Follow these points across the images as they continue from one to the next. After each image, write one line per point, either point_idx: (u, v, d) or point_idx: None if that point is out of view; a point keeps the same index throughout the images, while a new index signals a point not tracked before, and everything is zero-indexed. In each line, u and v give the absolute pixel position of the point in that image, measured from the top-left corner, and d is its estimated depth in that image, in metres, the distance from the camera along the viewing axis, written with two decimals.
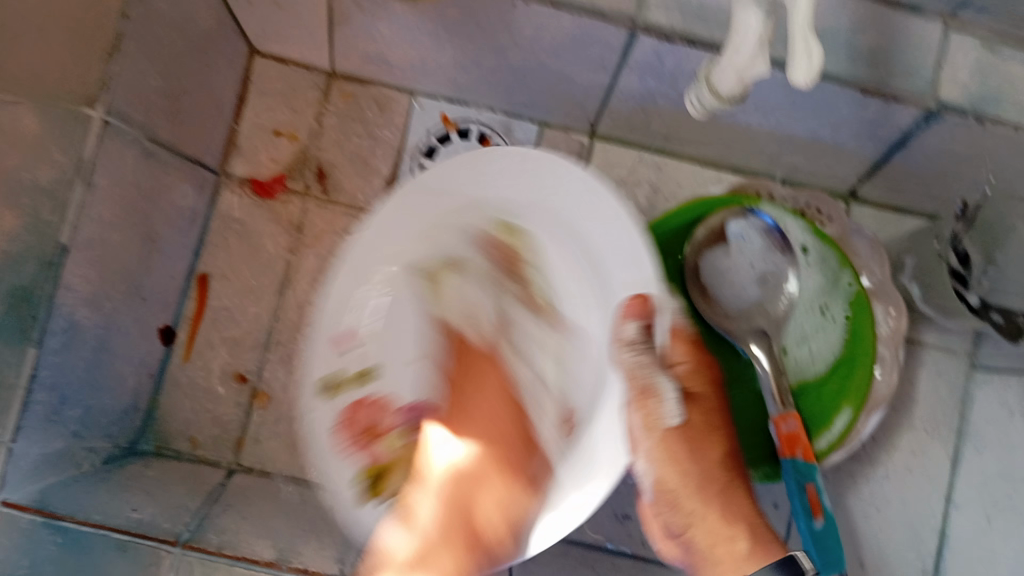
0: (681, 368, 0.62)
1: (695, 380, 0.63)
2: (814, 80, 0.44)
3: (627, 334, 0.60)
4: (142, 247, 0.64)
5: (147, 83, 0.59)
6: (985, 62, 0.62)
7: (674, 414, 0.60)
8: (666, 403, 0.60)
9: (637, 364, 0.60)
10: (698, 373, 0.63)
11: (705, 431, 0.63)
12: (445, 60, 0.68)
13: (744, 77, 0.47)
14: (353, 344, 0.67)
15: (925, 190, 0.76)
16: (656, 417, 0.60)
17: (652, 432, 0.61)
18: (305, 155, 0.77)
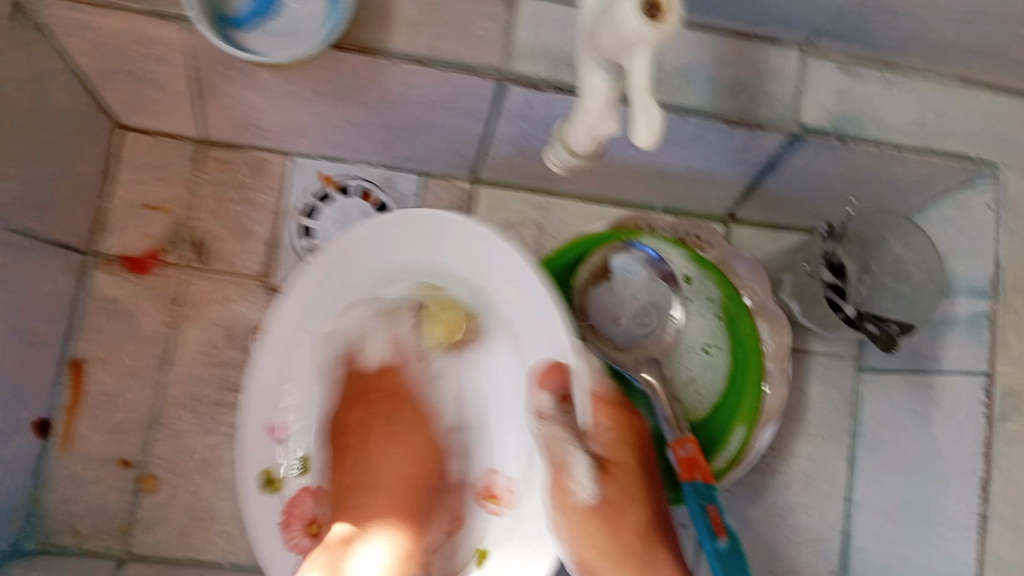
0: (602, 437, 0.57)
1: (616, 450, 0.57)
2: (655, 140, 0.42)
3: (540, 406, 0.57)
4: (13, 341, 0.61)
5: (3, 171, 0.56)
6: (841, 85, 0.65)
7: (586, 492, 0.56)
8: (574, 473, 0.56)
9: (547, 437, 0.57)
10: (620, 442, 0.57)
11: (624, 504, 0.56)
12: (316, 122, 0.68)
13: (595, 136, 0.48)
14: (284, 435, 0.66)
15: (796, 209, 0.79)
16: (569, 495, 0.56)
17: (563, 502, 0.57)
18: (183, 224, 0.76)
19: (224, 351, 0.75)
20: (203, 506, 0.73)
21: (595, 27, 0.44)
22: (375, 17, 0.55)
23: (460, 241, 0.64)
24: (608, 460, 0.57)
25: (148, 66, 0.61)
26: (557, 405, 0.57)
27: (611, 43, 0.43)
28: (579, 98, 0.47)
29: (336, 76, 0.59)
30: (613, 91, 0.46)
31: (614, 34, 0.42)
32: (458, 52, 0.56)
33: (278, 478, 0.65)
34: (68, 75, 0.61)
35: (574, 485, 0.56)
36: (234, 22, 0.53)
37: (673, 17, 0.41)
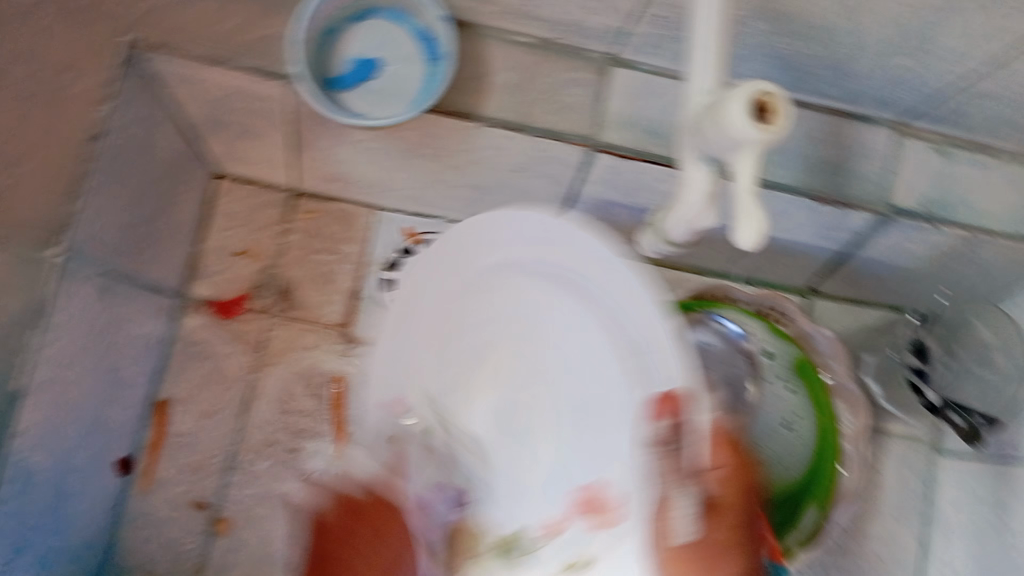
0: (714, 474, 0.47)
1: (725, 490, 0.48)
2: (757, 242, 0.42)
3: (659, 436, 0.47)
4: (100, 381, 0.63)
5: (107, 217, 0.58)
6: (935, 167, 0.63)
7: (684, 535, 0.47)
8: (676, 514, 0.47)
9: (657, 472, 0.48)
10: (734, 481, 0.48)
11: (721, 550, 0.47)
12: (404, 180, 0.69)
13: (694, 227, 0.48)
14: (400, 410, 0.56)
15: (879, 290, 0.78)
16: (665, 531, 0.47)
17: (658, 547, 0.48)
18: (268, 271, 0.77)
19: (300, 398, 0.76)
20: (276, 550, 0.73)
21: (701, 123, 0.44)
22: (472, 84, 0.56)
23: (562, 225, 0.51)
24: (716, 500, 0.48)
25: (246, 120, 0.62)
26: (672, 433, 0.47)
27: (718, 140, 0.42)
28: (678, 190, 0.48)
29: (429, 139, 0.60)
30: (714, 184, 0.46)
31: (718, 135, 0.42)
32: (553, 120, 0.56)
33: (403, 434, 0.56)
34: (171, 125, 0.63)
35: (672, 526, 0.47)
36: (332, 83, 0.54)
37: (785, 121, 0.41)
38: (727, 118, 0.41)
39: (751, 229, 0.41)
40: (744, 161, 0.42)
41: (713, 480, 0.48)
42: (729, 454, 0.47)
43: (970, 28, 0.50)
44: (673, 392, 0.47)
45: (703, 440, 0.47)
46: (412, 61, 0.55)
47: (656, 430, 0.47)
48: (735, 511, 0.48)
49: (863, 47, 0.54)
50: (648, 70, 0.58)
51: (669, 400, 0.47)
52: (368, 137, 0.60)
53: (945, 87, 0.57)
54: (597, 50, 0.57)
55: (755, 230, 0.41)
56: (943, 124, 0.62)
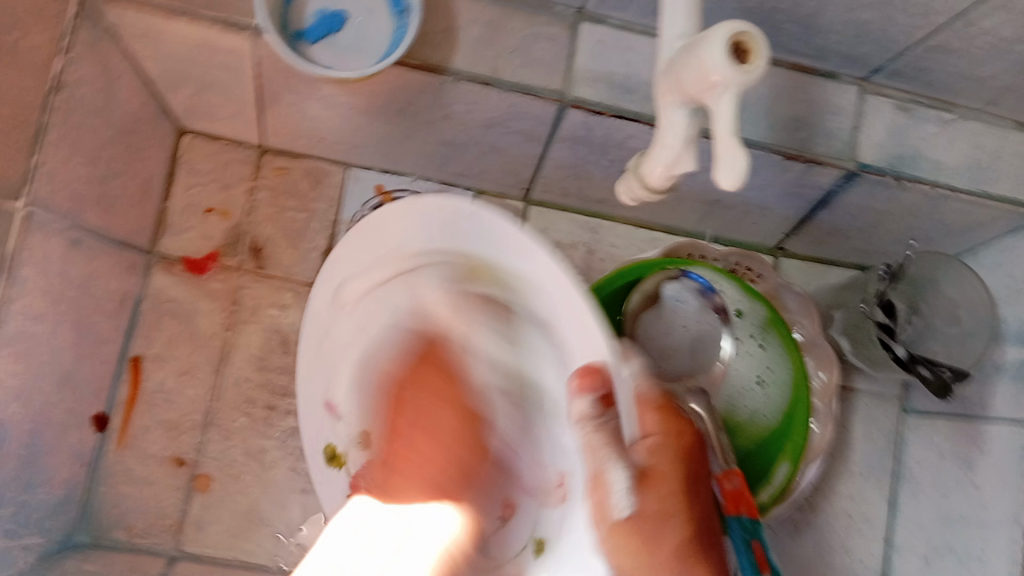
0: (646, 443, 0.47)
1: (659, 458, 0.47)
2: (739, 182, 0.42)
3: (580, 411, 0.47)
4: (71, 337, 0.63)
5: (73, 172, 0.58)
6: (899, 123, 0.64)
7: (623, 507, 0.46)
8: (612, 492, 0.46)
9: (590, 447, 0.47)
10: (665, 449, 0.47)
11: (661, 519, 0.47)
12: (375, 137, 0.69)
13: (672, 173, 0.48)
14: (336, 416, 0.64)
15: (846, 247, 0.79)
16: (604, 507, 0.47)
17: (602, 522, 0.48)
18: (241, 229, 0.77)
19: (275, 355, 0.76)
20: (251, 504, 0.74)
21: (677, 68, 0.44)
22: (439, 37, 0.56)
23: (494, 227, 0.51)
24: (649, 467, 0.47)
25: (215, 74, 0.62)
26: (597, 407, 0.46)
27: (696, 83, 0.43)
28: (657, 134, 0.48)
29: (399, 94, 0.60)
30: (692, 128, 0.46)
31: (699, 72, 0.42)
32: (520, 74, 0.57)
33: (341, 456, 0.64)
34: (140, 79, 0.63)
35: (611, 498, 0.46)
36: (299, 34, 0.54)
37: (759, 60, 0.42)
38: (707, 58, 0.41)
39: (736, 165, 0.41)
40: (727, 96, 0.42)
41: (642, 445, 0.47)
42: (659, 419, 0.48)
43: None
44: (598, 369, 0.46)
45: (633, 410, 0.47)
46: (379, 13, 0.55)
47: (581, 406, 0.46)
48: (672, 476, 0.47)
49: (830, 0, 0.54)
50: (617, 24, 0.58)
51: (593, 374, 0.46)
52: (337, 91, 0.60)
53: (910, 41, 0.57)
54: (565, 4, 0.57)
55: (739, 165, 0.41)
56: (908, 80, 0.62)
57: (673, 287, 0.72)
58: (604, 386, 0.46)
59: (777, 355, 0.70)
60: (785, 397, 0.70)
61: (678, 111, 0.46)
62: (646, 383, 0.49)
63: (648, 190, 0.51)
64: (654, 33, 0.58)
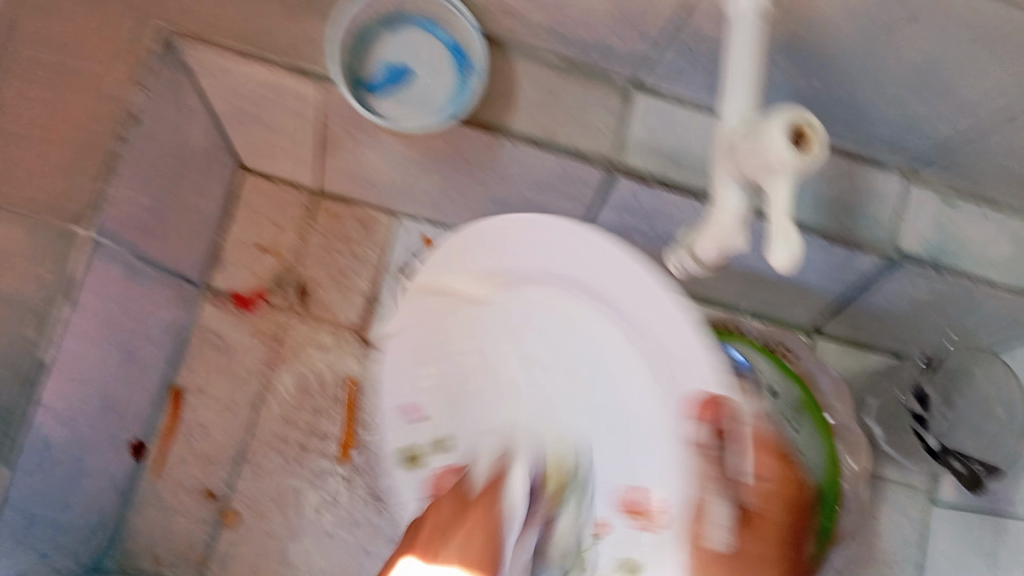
0: (759, 485, 0.46)
1: (770, 505, 0.46)
2: (791, 263, 0.44)
3: (697, 438, 0.46)
4: (120, 363, 0.65)
5: (139, 204, 0.60)
6: (941, 212, 0.65)
7: (718, 544, 0.46)
8: (709, 520, 0.46)
9: (695, 475, 0.47)
10: (776, 496, 0.46)
11: (762, 565, 0.46)
12: (429, 190, 0.71)
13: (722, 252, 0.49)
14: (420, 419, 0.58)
15: (885, 334, 0.80)
16: (699, 539, 0.46)
17: (693, 553, 0.47)
18: (291, 268, 0.80)
19: (312, 396, 0.77)
20: (277, 540, 0.74)
21: (737, 148, 0.46)
22: (500, 99, 0.59)
23: (614, 268, 0.48)
24: (757, 512, 0.46)
25: (282, 119, 0.65)
26: (713, 437, 0.46)
27: (755, 164, 0.44)
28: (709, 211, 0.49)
29: (457, 151, 0.62)
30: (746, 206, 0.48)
31: (758, 155, 0.44)
32: (574, 140, 0.59)
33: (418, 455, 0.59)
34: (210, 118, 0.66)
35: (707, 533, 0.46)
36: (366, 86, 0.57)
37: (817, 148, 0.43)
38: (768, 142, 0.43)
39: (786, 251, 0.43)
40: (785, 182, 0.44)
41: (760, 482, 0.46)
42: (775, 465, 0.46)
43: (980, 78, 0.52)
44: (718, 401, 0.44)
45: (750, 452, 0.46)
46: (440, 64, 0.57)
47: (697, 433, 0.46)
48: (774, 522, 0.46)
49: (878, 89, 0.56)
50: (672, 98, 0.60)
51: (710, 407, 0.45)
52: (397, 143, 0.63)
53: (955, 135, 0.59)
54: (620, 72, 0.59)
55: (791, 253, 0.43)
56: (953, 172, 0.63)
57: None
58: (720, 420, 0.45)
59: (812, 434, 0.70)
60: (819, 474, 0.70)
61: (732, 193, 0.48)
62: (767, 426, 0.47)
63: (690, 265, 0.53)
64: (707, 109, 0.60)
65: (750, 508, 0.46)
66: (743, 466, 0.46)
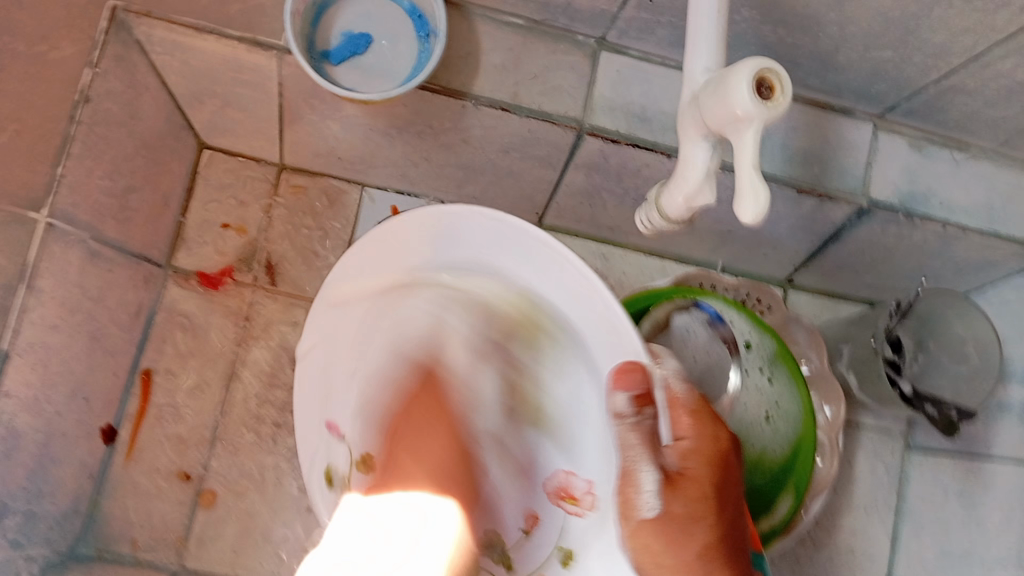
0: (678, 445, 0.46)
1: (694, 462, 0.45)
2: (760, 216, 0.43)
3: (618, 409, 0.47)
4: (87, 346, 0.63)
5: (93, 184, 0.58)
6: (910, 159, 0.64)
7: (649, 508, 0.45)
8: (640, 489, 0.45)
9: (623, 446, 0.47)
10: (699, 453, 0.46)
11: (688, 525, 0.44)
12: (394, 159, 0.69)
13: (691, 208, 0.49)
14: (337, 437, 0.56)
15: (856, 283, 0.80)
16: (630, 505, 0.46)
17: (626, 519, 0.46)
18: (255, 245, 0.78)
19: (284, 374, 0.76)
20: (257, 521, 0.73)
21: (704, 102, 0.45)
22: (463, 62, 0.57)
23: (546, 262, 0.53)
24: (679, 472, 0.45)
25: (238, 91, 0.63)
26: (633, 406, 0.47)
27: (724, 117, 0.43)
28: (677, 166, 0.49)
29: (421, 118, 0.61)
30: (713, 160, 0.47)
31: (724, 107, 0.43)
32: (540, 100, 0.57)
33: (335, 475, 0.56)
34: (164, 93, 0.64)
35: (637, 500, 0.45)
36: (324, 55, 0.56)
37: (783, 99, 0.42)
38: (737, 93, 0.42)
39: (755, 205, 0.43)
40: (751, 134, 0.43)
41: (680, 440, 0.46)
42: (697, 424, 0.46)
43: (953, 23, 0.51)
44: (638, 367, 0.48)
45: (670, 413, 0.47)
46: (402, 37, 0.56)
47: (614, 402, 0.47)
48: (699, 481, 0.45)
49: (848, 38, 0.55)
50: (637, 55, 0.59)
51: (630, 373, 0.47)
52: (358, 112, 0.61)
53: (924, 81, 0.58)
54: (587, 33, 0.58)
55: (759, 207, 0.43)
56: (922, 118, 0.63)
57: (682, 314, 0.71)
58: (640, 385, 0.47)
59: (787, 387, 0.70)
60: (794, 426, 0.70)
61: (698, 147, 0.47)
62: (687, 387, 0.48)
63: (661, 220, 0.53)
64: (674, 65, 0.59)
65: (672, 467, 0.46)
66: (664, 427, 0.47)
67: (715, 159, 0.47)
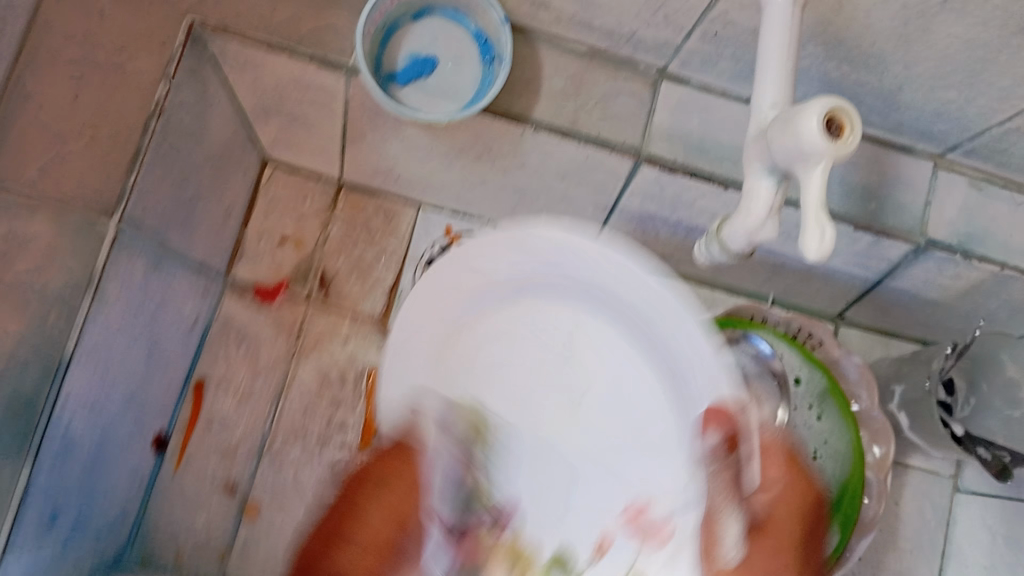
0: None
1: None
2: (822, 254, 0.43)
3: None
4: (145, 353, 0.65)
5: (160, 195, 0.60)
6: (969, 200, 0.64)
7: None
8: (722, 537, 0.43)
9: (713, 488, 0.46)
10: (786, 503, 0.43)
11: None
12: (452, 180, 0.70)
13: (753, 239, 0.49)
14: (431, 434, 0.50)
15: (909, 321, 0.79)
16: None
17: None
18: (311, 260, 0.79)
19: (333, 388, 0.77)
20: (300, 533, 0.74)
21: (770, 138, 0.46)
22: (525, 88, 0.58)
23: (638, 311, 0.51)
24: None
25: (303, 109, 0.65)
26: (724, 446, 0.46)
27: (786, 152, 0.44)
28: (742, 199, 0.49)
29: (482, 142, 0.62)
30: (778, 194, 0.48)
31: (790, 143, 0.43)
32: (601, 127, 0.58)
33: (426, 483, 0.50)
34: (230, 109, 0.66)
35: None
36: (391, 77, 0.57)
37: (853, 136, 0.43)
38: (801, 129, 0.42)
39: (820, 241, 0.43)
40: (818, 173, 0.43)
41: None
42: None
43: (1016, 65, 0.51)
44: None
45: None
46: (467, 60, 0.58)
47: None
48: None
49: (911, 77, 0.55)
50: (698, 86, 0.60)
51: None
52: (420, 133, 0.62)
53: (986, 121, 0.58)
54: (649, 63, 0.59)
55: (824, 242, 0.43)
56: (982, 159, 0.63)
57: (730, 350, 0.71)
58: None
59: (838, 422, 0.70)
60: (844, 463, 0.69)
61: (764, 181, 0.48)
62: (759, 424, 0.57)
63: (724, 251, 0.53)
64: (735, 97, 0.60)
65: None
66: None
67: (780, 193, 0.48)
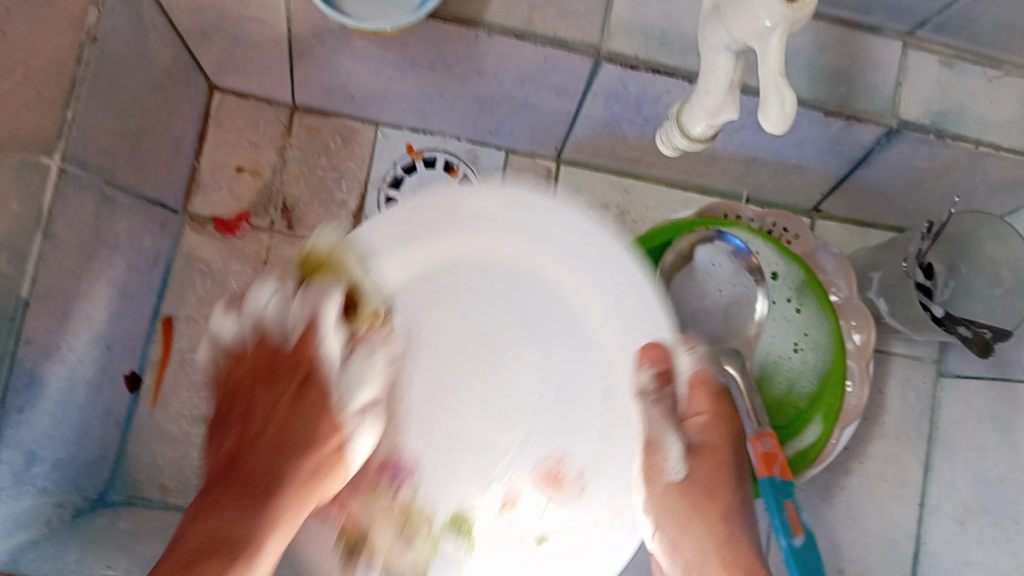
0: (698, 420, 0.59)
1: (709, 434, 0.60)
2: (785, 123, 0.42)
3: (641, 383, 0.58)
4: (106, 293, 0.63)
5: (103, 129, 0.57)
6: (941, 77, 0.62)
7: (674, 471, 0.59)
8: (668, 455, 0.59)
9: (646, 416, 0.58)
10: (713, 427, 0.60)
11: (704, 487, 0.60)
12: (409, 94, 0.68)
13: (714, 117, 0.48)
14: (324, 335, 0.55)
15: (884, 208, 0.78)
16: (659, 468, 0.59)
17: (651, 484, 0.59)
18: (270, 187, 0.77)
19: None
20: None
21: (724, 9, 0.44)
22: None
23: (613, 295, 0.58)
24: (699, 443, 0.60)
25: (246, 29, 0.62)
26: (654, 380, 0.57)
27: (743, 25, 0.42)
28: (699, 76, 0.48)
29: (434, 50, 0.59)
30: (738, 67, 0.46)
31: (747, 13, 0.42)
32: (555, 26, 0.56)
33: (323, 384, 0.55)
34: (169, 34, 0.63)
35: (666, 464, 0.59)
36: None
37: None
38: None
39: (781, 108, 0.42)
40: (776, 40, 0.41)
41: (695, 425, 0.60)
42: (711, 398, 0.59)
43: None
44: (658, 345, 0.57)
45: (693, 390, 0.59)
46: None
47: (640, 378, 0.57)
48: (715, 449, 0.60)
49: None
50: None
51: (654, 352, 0.57)
52: (369, 45, 0.60)
53: None
54: None
55: (785, 109, 0.42)
56: (952, 33, 0.61)
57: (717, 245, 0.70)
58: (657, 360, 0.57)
59: (816, 316, 0.70)
60: (827, 358, 0.69)
61: (720, 56, 0.46)
62: (705, 368, 0.60)
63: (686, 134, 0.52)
64: None
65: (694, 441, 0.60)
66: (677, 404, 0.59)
67: (740, 66, 0.46)
